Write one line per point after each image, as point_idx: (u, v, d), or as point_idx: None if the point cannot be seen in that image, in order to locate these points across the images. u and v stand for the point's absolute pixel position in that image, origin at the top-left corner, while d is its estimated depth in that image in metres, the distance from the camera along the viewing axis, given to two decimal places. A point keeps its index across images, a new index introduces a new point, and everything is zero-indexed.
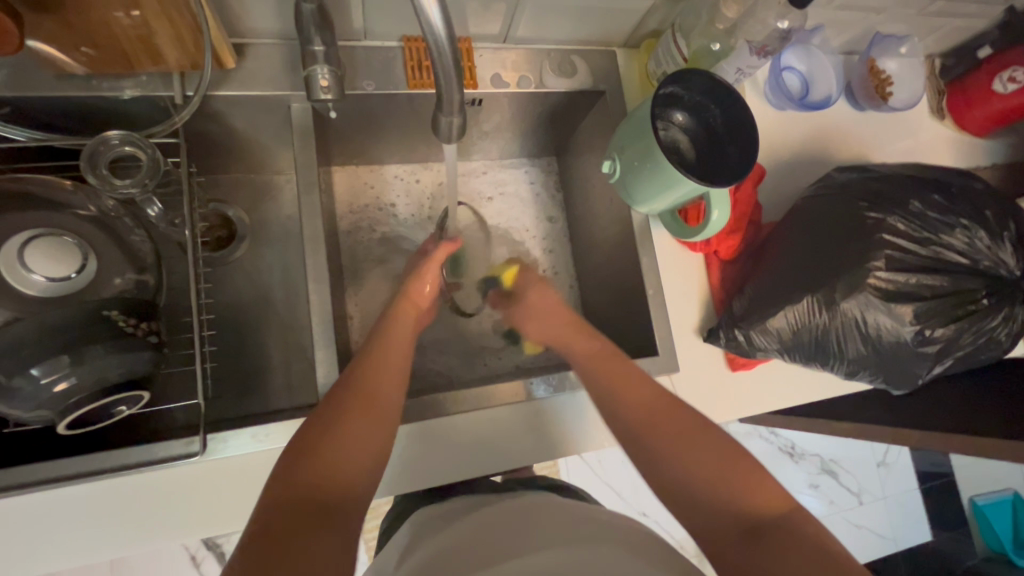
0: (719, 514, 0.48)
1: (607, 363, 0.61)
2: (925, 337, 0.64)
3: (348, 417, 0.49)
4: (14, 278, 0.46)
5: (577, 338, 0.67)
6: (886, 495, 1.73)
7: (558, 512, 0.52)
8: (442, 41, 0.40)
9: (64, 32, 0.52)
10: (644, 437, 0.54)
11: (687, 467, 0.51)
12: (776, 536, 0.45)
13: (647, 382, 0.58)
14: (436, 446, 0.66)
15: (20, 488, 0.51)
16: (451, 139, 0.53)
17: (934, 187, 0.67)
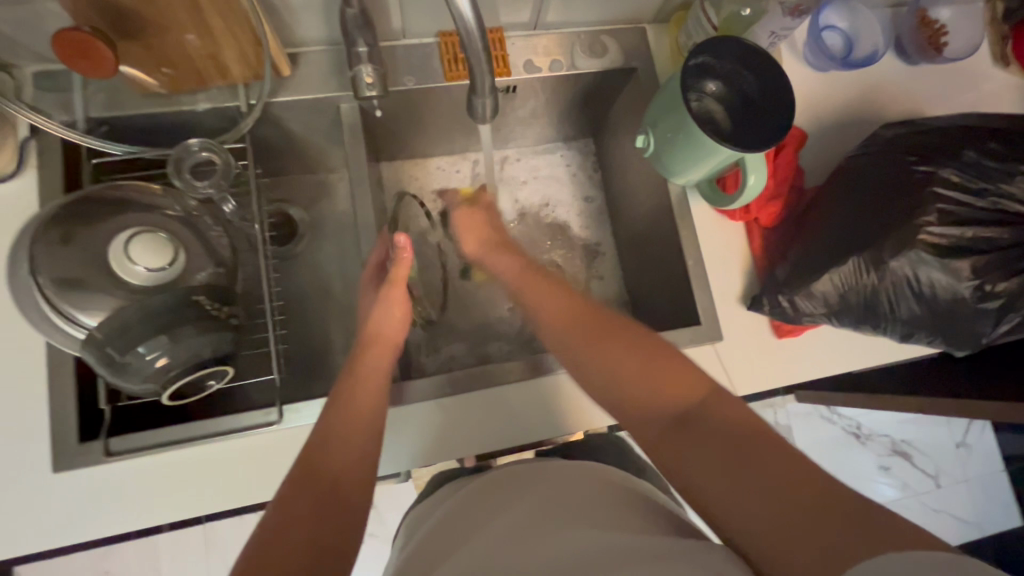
0: (657, 412, 0.49)
1: (532, 282, 0.62)
2: (986, 292, 0.61)
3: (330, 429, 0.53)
4: (123, 269, 0.54)
5: (501, 258, 0.68)
6: (968, 477, 1.63)
7: (606, 482, 0.54)
8: (473, 30, 0.44)
9: (147, 55, 0.60)
10: (570, 344, 0.56)
11: (613, 375, 0.52)
12: (711, 429, 0.45)
13: (569, 298, 0.59)
14: (486, 417, 0.70)
15: (131, 453, 0.59)
16: (485, 119, 0.58)
17: (991, 134, 0.63)
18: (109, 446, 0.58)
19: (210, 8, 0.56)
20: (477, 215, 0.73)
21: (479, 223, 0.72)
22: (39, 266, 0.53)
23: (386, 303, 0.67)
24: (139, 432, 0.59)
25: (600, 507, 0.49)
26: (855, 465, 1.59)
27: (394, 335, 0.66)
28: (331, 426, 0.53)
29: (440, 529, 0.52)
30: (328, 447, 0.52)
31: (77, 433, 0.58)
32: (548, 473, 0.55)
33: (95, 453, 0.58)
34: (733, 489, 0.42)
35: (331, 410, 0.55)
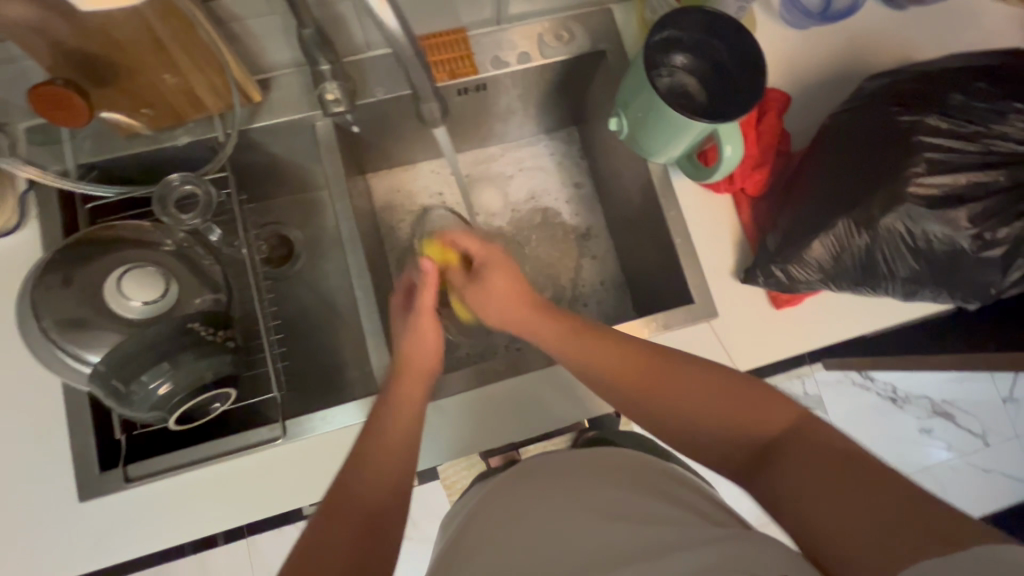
0: (730, 443, 0.50)
1: (582, 340, 0.59)
2: (986, 240, 0.58)
3: (379, 446, 0.54)
4: (118, 304, 0.58)
5: (529, 322, 0.63)
6: (1019, 433, 1.56)
7: (628, 469, 0.53)
8: (398, 37, 0.44)
9: (123, 98, 0.63)
10: (636, 402, 0.55)
11: (688, 420, 0.52)
12: (790, 452, 0.45)
13: (633, 355, 0.57)
14: (489, 413, 0.71)
15: (148, 478, 0.62)
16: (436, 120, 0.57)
17: (980, 73, 0.60)
18: (128, 471, 0.61)
19: (173, 44, 0.58)
20: (499, 284, 0.64)
21: (497, 285, 0.64)
22: (44, 310, 0.57)
23: (416, 331, 0.65)
24: (168, 453, 0.62)
25: (622, 497, 0.48)
26: (895, 431, 1.53)
27: (424, 365, 0.64)
28: (363, 451, 0.54)
29: (467, 526, 0.52)
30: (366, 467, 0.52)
31: (98, 463, 0.61)
32: (587, 460, 0.54)
33: (115, 480, 0.61)
34: (806, 500, 0.42)
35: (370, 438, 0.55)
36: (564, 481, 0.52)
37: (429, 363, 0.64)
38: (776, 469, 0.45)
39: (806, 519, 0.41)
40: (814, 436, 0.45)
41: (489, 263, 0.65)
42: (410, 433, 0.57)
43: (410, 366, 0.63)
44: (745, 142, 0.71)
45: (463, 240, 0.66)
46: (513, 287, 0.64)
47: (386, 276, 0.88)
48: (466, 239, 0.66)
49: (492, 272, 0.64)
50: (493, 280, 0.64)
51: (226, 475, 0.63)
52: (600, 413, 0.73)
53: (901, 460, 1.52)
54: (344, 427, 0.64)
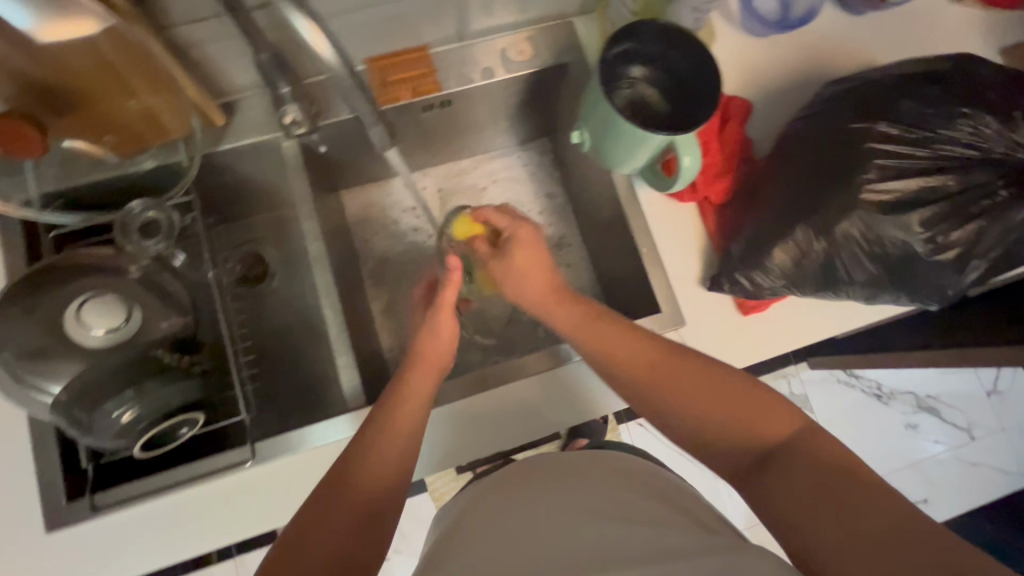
0: (727, 442, 0.51)
1: (594, 327, 0.61)
2: (939, 244, 0.59)
3: (384, 439, 0.54)
4: (78, 334, 0.58)
5: (557, 308, 0.64)
6: (1005, 426, 1.54)
7: (605, 470, 0.55)
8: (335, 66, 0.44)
9: (85, 127, 0.63)
10: (638, 387, 0.56)
11: (693, 407, 0.53)
12: (784, 459, 0.47)
13: (636, 338, 0.58)
14: (467, 426, 0.71)
15: (116, 506, 0.62)
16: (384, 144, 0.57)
17: (927, 79, 0.61)
18: (96, 499, 0.61)
19: (133, 72, 0.59)
20: (524, 256, 0.66)
21: (513, 267, 0.66)
22: (6, 342, 0.57)
23: (433, 328, 0.67)
24: (156, 474, 0.62)
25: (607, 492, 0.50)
26: (881, 427, 1.52)
27: (440, 358, 0.65)
28: (367, 441, 0.54)
29: (449, 534, 0.52)
30: (362, 466, 0.52)
31: (65, 492, 0.61)
32: (579, 468, 0.55)
33: (82, 509, 0.61)
34: (792, 508, 0.44)
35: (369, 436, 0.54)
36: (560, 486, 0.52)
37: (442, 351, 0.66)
38: (768, 472, 0.47)
39: (803, 526, 0.42)
40: (811, 449, 0.46)
41: (513, 237, 0.66)
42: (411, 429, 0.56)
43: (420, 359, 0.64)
44: (707, 150, 0.72)
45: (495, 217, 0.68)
46: (533, 272, 0.66)
47: (359, 292, 0.88)
48: (492, 213, 0.68)
49: (516, 251, 0.65)
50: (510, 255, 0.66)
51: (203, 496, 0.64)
52: (591, 418, 0.73)
53: (887, 456, 1.51)
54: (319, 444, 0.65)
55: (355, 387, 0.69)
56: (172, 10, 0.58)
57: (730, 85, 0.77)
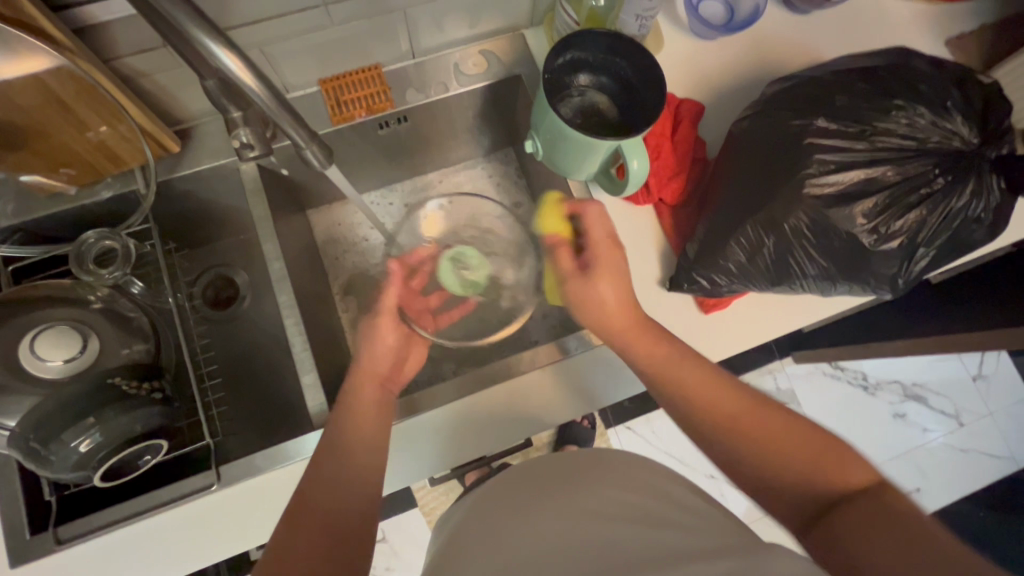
0: (809, 486, 0.49)
1: (671, 359, 0.60)
2: (883, 233, 0.59)
3: (341, 450, 0.56)
4: (34, 365, 0.59)
5: (636, 332, 0.62)
6: (991, 411, 1.53)
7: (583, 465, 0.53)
8: (260, 92, 0.44)
9: (39, 161, 0.64)
10: (721, 438, 0.55)
11: (781, 457, 0.51)
12: (854, 503, 0.46)
13: (686, 359, 0.59)
14: (444, 436, 0.70)
15: (78, 539, 0.61)
16: (325, 164, 0.55)
17: (861, 75, 0.62)
18: (59, 532, 0.61)
19: (81, 106, 0.60)
20: (602, 284, 0.64)
21: (602, 280, 0.64)
22: None
23: (375, 331, 0.69)
24: (143, 495, 0.63)
25: (594, 498, 0.48)
26: (870, 418, 1.51)
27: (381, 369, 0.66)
28: (327, 453, 0.55)
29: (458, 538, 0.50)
30: (326, 481, 0.53)
31: (28, 525, 0.61)
32: (599, 463, 0.53)
33: (46, 543, 0.61)
34: (861, 542, 0.43)
35: (333, 447, 0.56)
36: (570, 484, 0.50)
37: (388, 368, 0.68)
38: (836, 515, 0.46)
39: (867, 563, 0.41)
40: (886, 494, 0.45)
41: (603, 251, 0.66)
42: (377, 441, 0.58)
43: (374, 373, 0.65)
44: (660, 152, 0.72)
45: (596, 221, 0.66)
46: (620, 276, 0.64)
47: (328, 309, 0.88)
48: (597, 221, 0.66)
49: (601, 284, 0.64)
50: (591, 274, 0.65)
51: (176, 521, 0.64)
52: (593, 406, 0.73)
53: (879, 447, 1.50)
54: (296, 459, 0.65)
55: (319, 406, 0.69)
56: (116, 41, 0.59)
57: (679, 88, 0.78)
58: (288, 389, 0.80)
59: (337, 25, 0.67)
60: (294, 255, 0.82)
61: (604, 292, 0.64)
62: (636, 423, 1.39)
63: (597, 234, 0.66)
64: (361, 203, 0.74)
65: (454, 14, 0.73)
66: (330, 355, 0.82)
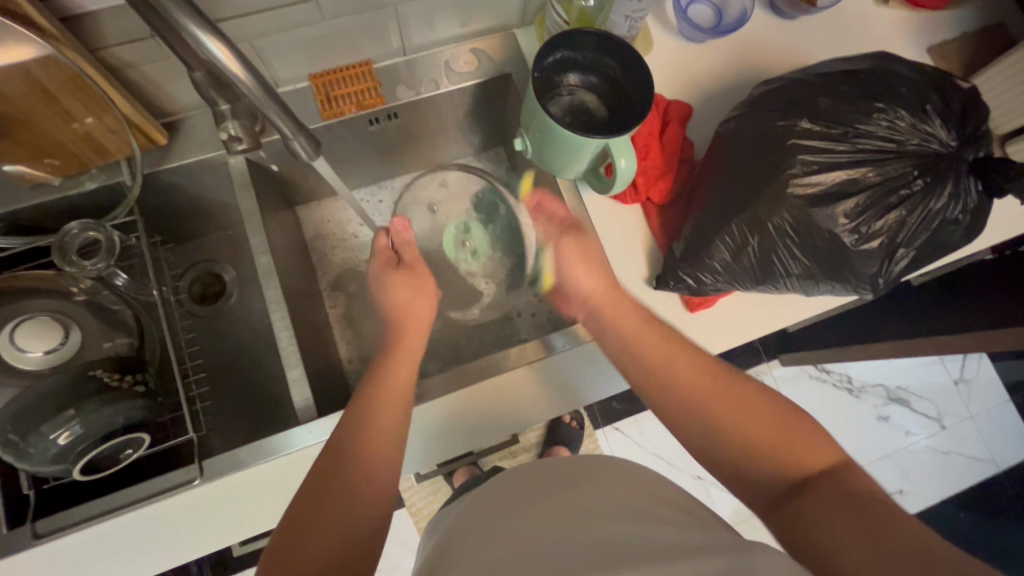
0: (771, 474, 0.50)
1: (648, 339, 0.61)
2: (864, 233, 0.60)
3: (367, 430, 0.54)
4: (14, 356, 0.58)
5: (618, 309, 0.64)
6: (973, 414, 1.55)
7: (582, 466, 0.54)
8: (244, 81, 0.44)
9: (22, 150, 0.63)
10: (703, 435, 0.55)
11: (753, 458, 0.52)
12: (813, 492, 0.47)
13: (666, 343, 0.60)
14: (432, 432, 0.71)
15: (56, 533, 0.60)
16: (312, 155, 0.55)
17: (844, 78, 0.63)
18: (37, 527, 0.60)
19: (65, 95, 0.59)
20: (579, 263, 0.68)
21: (579, 259, 0.69)
22: None
23: (416, 273, 0.72)
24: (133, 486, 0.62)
25: (594, 497, 0.48)
26: (854, 420, 1.53)
27: (418, 322, 0.69)
28: (356, 431, 0.54)
29: (450, 536, 0.50)
30: (353, 462, 0.52)
31: (5, 519, 0.60)
32: (594, 467, 0.53)
33: (22, 538, 0.60)
34: (823, 529, 0.44)
35: (354, 443, 0.53)
36: (568, 487, 0.50)
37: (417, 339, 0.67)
38: (794, 502, 0.47)
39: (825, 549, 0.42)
40: (842, 484, 0.47)
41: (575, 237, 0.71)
42: (393, 430, 0.55)
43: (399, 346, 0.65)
44: (648, 152, 0.73)
45: (552, 204, 0.74)
46: (590, 255, 0.69)
47: (316, 305, 0.88)
48: (557, 204, 0.74)
49: (581, 265, 0.68)
50: (562, 248, 0.70)
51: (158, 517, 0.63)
52: (579, 399, 0.74)
53: (863, 450, 1.51)
54: (281, 454, 0.65)
55: (304, 401, 0.69)
56: (103, 30, 0.59)
57: (667, 90, 0.79)
58: (272, 384, 0.80)
59: (328, 20, 0.67)
60: (282, 250, 0.82)
61: (583, 276, 0.68)
62: (624, 423, 1.39)
63: (560, 212, 0.74)
64: (350, 198, 0.73)
65: (444, 11, 0.73)
66: (316, 350, 0.82)
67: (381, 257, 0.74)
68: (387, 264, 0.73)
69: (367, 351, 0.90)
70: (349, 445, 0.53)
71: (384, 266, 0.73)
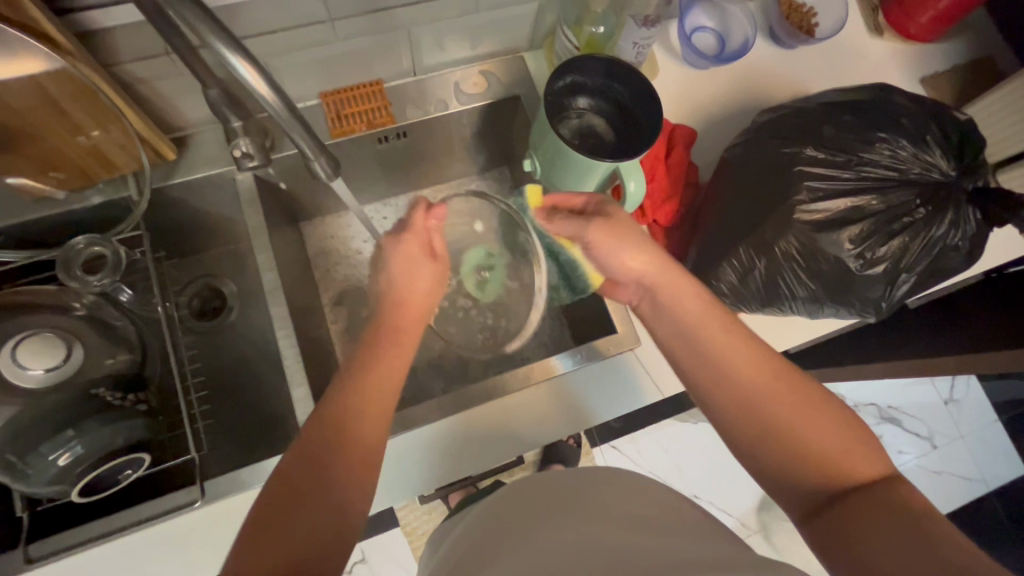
0: (814, 481, 0.49)
1: (710, 319, 0.57)
2: (868, 259, 0.61)
3: (347, 422, 0.51)
4: (13, 374, 0.56)
5: (677, 290, 0.60)
6: (962, 433, 1.57)
7: (593, 479, 0.53)
8: (266, 102, 0.44)
9: (30, 164, 0.63)
10: (763, 441, 0.52)
11: (797, 456, 0.50)
12: (860, 502, 0.46)
13: (734, 326, 0.57)
14: (438, 450, 0.70)
15: (51, 556, 0.59)
16: (331, 177, 0.55)
17: (846, 108, 0.65)
18: (30, 551, 0.58)
19: (75, 108, 0.58)
20: (628, 243, 0.63)
21: (627, 238, 0.63)
22: None
23: (414, 263, 0.66)
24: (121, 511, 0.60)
25: (604, 510, 0.48)
26: None
27: (418, 303, 0.66)
28: (342, 420, 0.51)
29: (467, 542, 0.49)
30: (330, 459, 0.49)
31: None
32: (602, 481, 0.52)
33: (15, 561, 0.58)
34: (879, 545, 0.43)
35: (330, 435, 0.50)
36: (580, 501, 0.49)
37: (408, 346, 0.61)
38: (836, 508, 0.47)
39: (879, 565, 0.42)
40: (890, 493, 0.46)
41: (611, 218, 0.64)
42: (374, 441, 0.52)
43: (395, 333, 0.61)
44: (655, 175, 0.74)
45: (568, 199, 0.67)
46: (631, 237, 0.63)
47: (318, 322, 0.87)
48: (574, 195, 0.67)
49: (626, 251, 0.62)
50: (595, 240, 0.64)
51: (160, 536, 0.62)
52: (580, 426, 0.73)
53: None
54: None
55: (308, 420, 0.68)
56: (118, 48, 0.59)
57: (672, 115, 0.81)
58: (274, 402, 0.78)
59: (342, 41, 0.68)
60: (286, 267, 0.81)
61: (628, 259, 0.63)
62: (621, 442, 1.39)
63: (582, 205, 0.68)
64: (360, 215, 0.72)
65: (456, 34, 0.74)
66: (318, 367, 0.81)
67: (417, 239, 0.66)
68: (423, 250, 0.67)
69: None
70: (328, 441, 0.49)
71: (420, 251, 0.66)
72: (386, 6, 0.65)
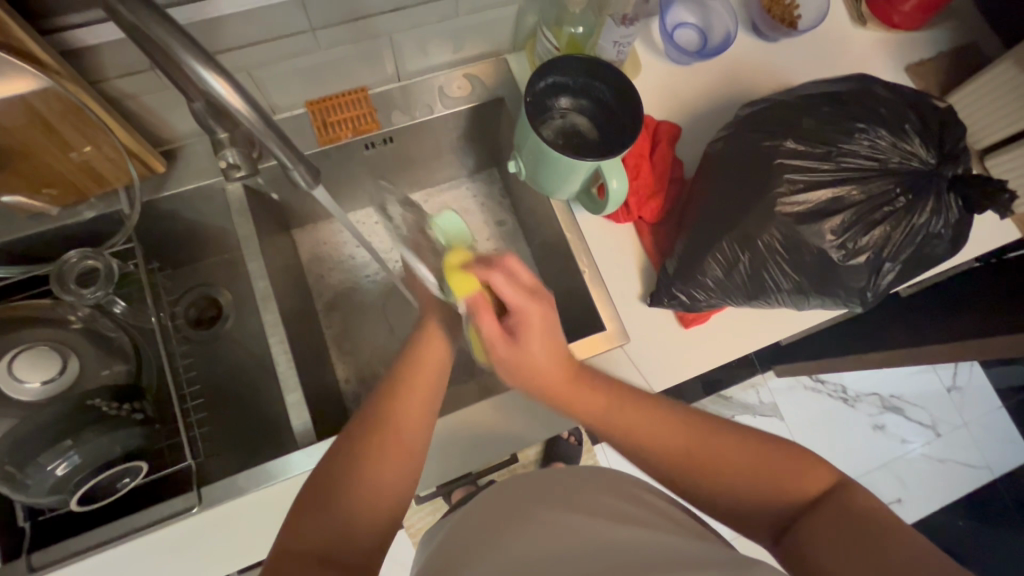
0: (769, 502, 0.50)
1: (622, 403, 0.56)
2: (851, 249, 0.62)
3: (371, 451, 0.50)
4: (12, 389, 0.59)
5: (574, 397, 0.56)
6: (966, 421, 1.56)
7: (583, 479, 0.53)
8: (237, 114, 0.44)
9: (23, 182, 0.64)
10: (698, 486, 0.52)
11: (749, 483, 0.51)
12: (813, 514, 0.47)
13: (644, 410, 0.56)
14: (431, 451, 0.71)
15: (56, 563, 0.59)
16: (312, 184, 0.55)
17: (825, 99, 0.66)
18: (31, 560, 0.59)
19: (64, 126, 0.60)
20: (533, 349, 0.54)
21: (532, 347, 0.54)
22: None
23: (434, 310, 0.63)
24: (118, 518, 0.61)
25: (588, 505, 0.49)
26: (851, 429, 1.53)
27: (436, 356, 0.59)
28: (373, 439, 0.51)
29: (451, 540, 0.49)
30: (357, 475, 0.49)
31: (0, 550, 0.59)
32: (592, 481, 0.53)
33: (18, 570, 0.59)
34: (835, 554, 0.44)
35: (360, 450, 0.51)
36: (567, 500, 0.49)
37: (433, 377, 0.58)
38: (793, 523, 0.48)
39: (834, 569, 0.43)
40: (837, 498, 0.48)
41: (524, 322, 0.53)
42: (410, 462, 0.52)
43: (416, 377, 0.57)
44: (639, 172, 0.75)
45: (505, 282, 0.52)
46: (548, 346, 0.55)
47: (312, 327, 0.88)
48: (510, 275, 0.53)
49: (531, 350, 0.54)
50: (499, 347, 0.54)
51: (159, 543, 0.63)
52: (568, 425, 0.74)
53: (862, 459, 1.51)
54: (277, 480, 0.64)
55: (302, 424, 0.68)
56: (104, 65, 0.60)
57: (655, 112, 0.81)
58: (271, 408, 0.79)
59: (324, 50, 0.69)
60: (278, 274, 0.82)
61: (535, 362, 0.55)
62: None
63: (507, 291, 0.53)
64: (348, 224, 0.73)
65: (438, 38, 0.75)
66: (312, 372, 0.82)
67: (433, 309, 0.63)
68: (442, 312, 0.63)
69: (365, 373, 0.91)
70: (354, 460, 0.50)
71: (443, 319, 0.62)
72: (366, 15, 0.66)
